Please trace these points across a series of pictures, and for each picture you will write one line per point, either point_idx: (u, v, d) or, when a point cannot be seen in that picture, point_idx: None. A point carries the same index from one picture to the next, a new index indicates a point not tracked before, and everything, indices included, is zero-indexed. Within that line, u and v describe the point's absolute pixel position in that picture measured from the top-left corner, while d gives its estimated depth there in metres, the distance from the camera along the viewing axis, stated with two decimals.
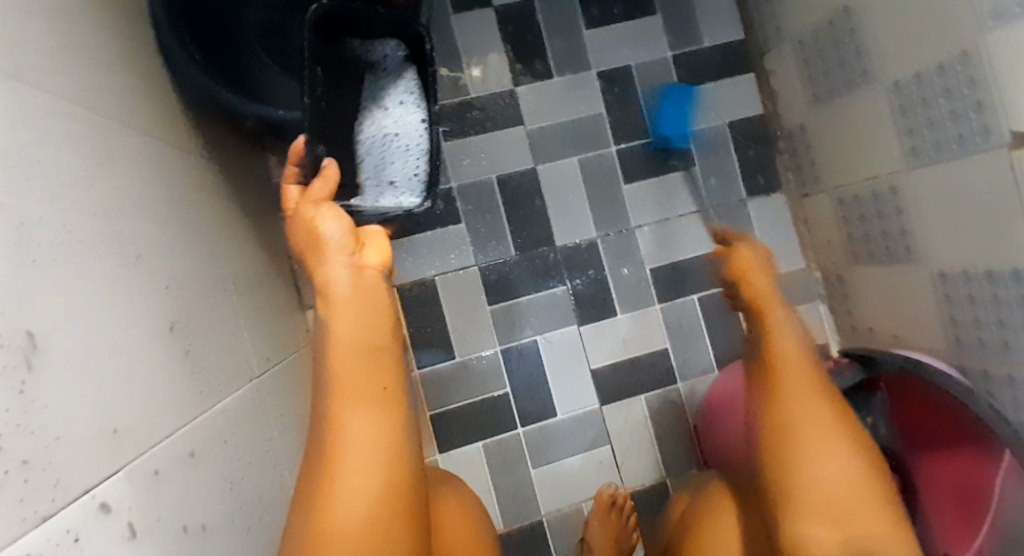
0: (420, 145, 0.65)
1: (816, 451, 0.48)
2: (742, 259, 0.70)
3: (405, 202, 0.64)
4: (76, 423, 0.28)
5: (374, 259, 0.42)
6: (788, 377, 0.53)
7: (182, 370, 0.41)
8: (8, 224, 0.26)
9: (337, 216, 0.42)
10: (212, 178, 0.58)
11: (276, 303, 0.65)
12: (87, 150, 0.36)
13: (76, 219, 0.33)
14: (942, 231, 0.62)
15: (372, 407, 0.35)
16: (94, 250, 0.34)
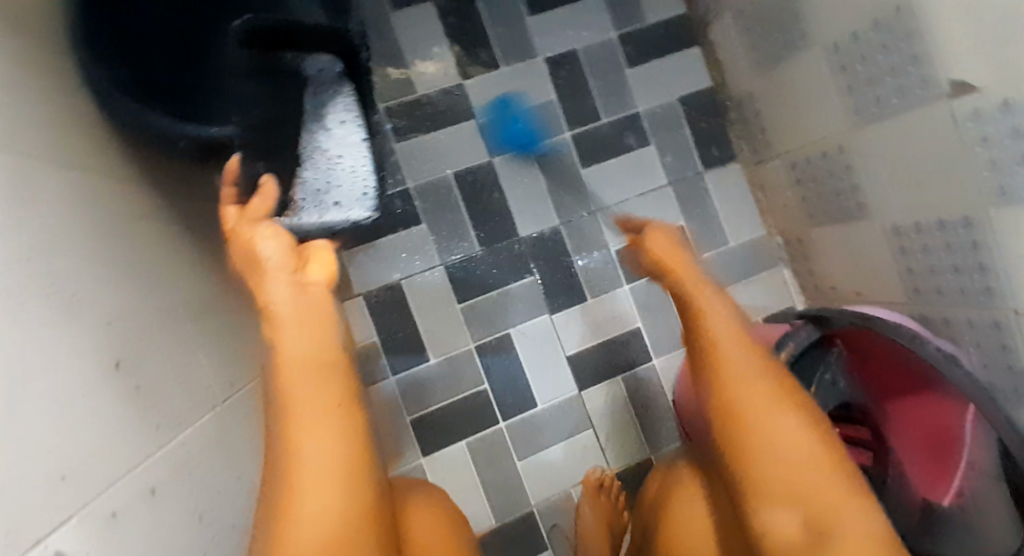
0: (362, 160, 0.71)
1: (763, 436, 0.44)
2: (659, 244, 0.64)
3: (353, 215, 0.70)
4: (22, 475, 0.27)
5: (318, 278, 0.42)
6: (723, 360, 0.50)
7: (134, 406, 0.39)
8: None
9: (275, 235, 0.43)
10: (151, 203, 0.56)
11: (235, 323, 0.64)
12: (10, 186, 0.34)
13: (7, 260, 0.31)
14: (891, 185, 0.63)
15: (324, 421, 0.34)
16: (27, 290, 0.33)
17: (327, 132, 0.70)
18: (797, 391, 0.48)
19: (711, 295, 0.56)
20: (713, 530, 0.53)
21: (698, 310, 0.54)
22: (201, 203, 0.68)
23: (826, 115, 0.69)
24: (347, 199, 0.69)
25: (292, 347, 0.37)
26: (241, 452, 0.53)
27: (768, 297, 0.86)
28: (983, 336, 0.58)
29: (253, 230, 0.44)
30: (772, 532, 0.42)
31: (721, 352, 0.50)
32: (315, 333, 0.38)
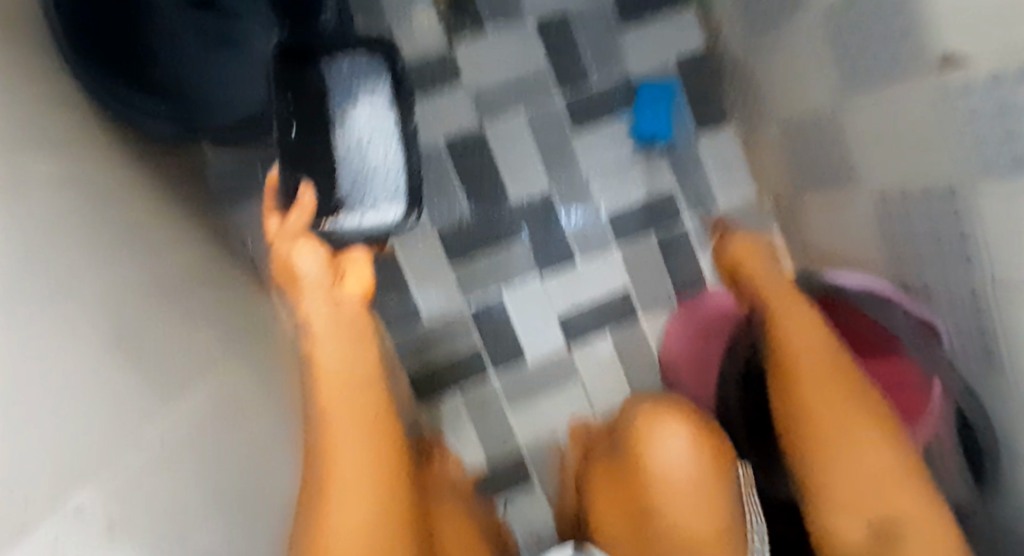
0: (393, 153, 0.68)
1: (842, 453, 0.54)
2: (739, 244, 0.79)
3: (389, 214, 0.67)
4: (60, 440, 0.29)
5: (354, 288, 0.59)
6: (795, 367, 0.61)
7: (153, 374, 0.42)
8: None
9: (312, 250, 0.59)
10: (130, 174, 0.56)
11: (230, 292, 0.65)
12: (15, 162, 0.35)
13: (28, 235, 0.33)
14: (877, 150, 0.64)
15: (359, 439, 0.42)
16: (52, 267, 0.34)
17: (356, 117, 0.67)
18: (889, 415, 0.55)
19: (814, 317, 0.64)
20: (623, 516, 0.63)
21: (778, 331, 0.65)
22: (183, 174, 0.68)
23: (815, 78, 0.69)
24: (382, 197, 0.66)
25: (327, 350, 0.50)
26: (245, 418, 0.56)
27: None
28: (958, 299, 0.59)
29: (293, 244, 0.60)
30: (838, 532, 0.53)
31: (802, 376, 0.59)
32: (354, 350, 0.51)
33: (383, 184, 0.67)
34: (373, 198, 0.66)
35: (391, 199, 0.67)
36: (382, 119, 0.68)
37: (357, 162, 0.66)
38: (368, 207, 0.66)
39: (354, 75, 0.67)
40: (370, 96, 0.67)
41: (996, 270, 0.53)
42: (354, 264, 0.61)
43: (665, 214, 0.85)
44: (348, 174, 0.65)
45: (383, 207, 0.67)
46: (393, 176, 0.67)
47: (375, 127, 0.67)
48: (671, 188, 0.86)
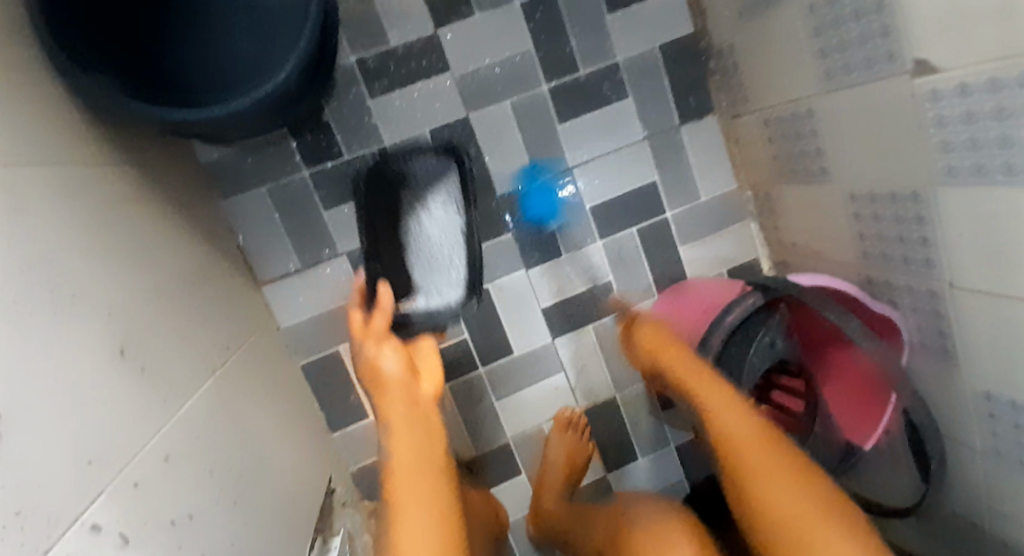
0: (457, 247, 0.71)
1: (795, 515, 0.50)
2: (647, 334, 0.76)
3: (450, 302, 0.70)
4: (54, 469, 0.32)
5: (428, 386, 0.60)
6: (738, 445, 0.59)
7: (140, 386, 0.44)
8: None
9: (392, 351, 0.59)
10: (128, 179, 0.57)
11: (221, 288, 0.68)
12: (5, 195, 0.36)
13: (17, 272, 0.34)
14: (853, 154, 0.65)
15: (430, 525, 0.46)
16: (39, 298, 0.36)
17: (430, 215, 0.73)
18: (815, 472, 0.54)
19: (727, 389, 0.66)
20: None
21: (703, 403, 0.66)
22: (176, 171, 0.69)
23: (801, 77, 0.69)
24: (444, 287, 0.70)
25: (400, 446, 0.54)
26: (240, 410, 0.60)
27: (733, 249, 0.90)
28: (919, 300, 0.63)
29: (379, 348, 0.59)
30: None
31: (729, 436, 0.60)
32: (422, 441, 0.55)
33: (445, 274, 0.70)
34: (434, 286, 0.70)
35: (451, 288, 0.70)
36: (451, 223, 0.72)
37: (424, 255, 0.71)
38: (434, 294, 0.70)
39: (431, 178, 0.74)
40: (441, 199, 0.73)
41: (954, 278, 0.56)
42: (423, 354, 0.62)
43: (649, 205, 0.87)
44: (416, 265, 0.71)
45: (445, 294, 0.70)
46: (455, 269, 0.71)
47: (444, 230, 0.72)
48: (656, 179, 0.87)
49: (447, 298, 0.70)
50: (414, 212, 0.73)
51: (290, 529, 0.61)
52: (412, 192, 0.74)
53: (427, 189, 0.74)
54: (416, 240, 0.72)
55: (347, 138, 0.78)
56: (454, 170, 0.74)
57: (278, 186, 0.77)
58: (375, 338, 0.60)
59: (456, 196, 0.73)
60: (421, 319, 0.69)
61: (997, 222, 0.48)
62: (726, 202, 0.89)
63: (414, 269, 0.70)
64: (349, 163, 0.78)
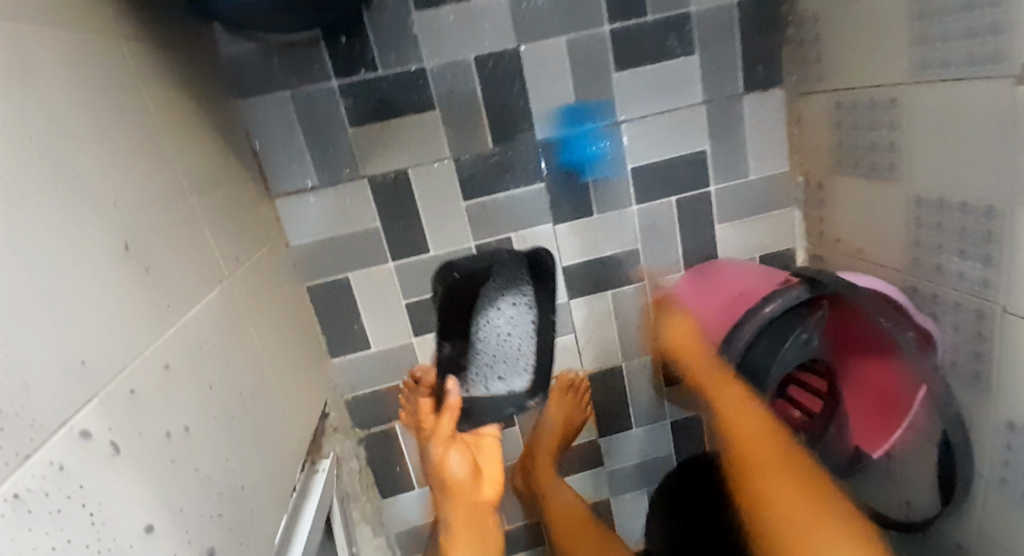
0: (529, 340, 0.84)
1: (826, 536, 0.55)
2: (677, 330, 0.79)
3: (515, 387, 0.85)
4: (44, 367, 0.29)
5: (489, 488, 0.79)
6: (747, 442, 0.65)
7: (144, 287, 0.41)
8: None
9: (459, 455, 0.75)
10: (147, 61, 0.52)
11: (235, 196, 0.64)
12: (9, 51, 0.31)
13: (17, 141, 0.30)
14: (929, 155, 0.60)
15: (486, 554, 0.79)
16: (41, 172, 0.32)
17: (501, 312, 0.81)
18: (830, 491, 0.59)
19: (715, 367, 0.70)
20: None
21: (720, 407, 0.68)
22: (198, 61, 0.64)
23: (889, 61, 0.62)
24: (512, 378, 0.84)
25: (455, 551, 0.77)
26: (244, 328, 0.57)
27: (771, 236, 0.86)
28: (963, 319, 0.60)
29: (445, 449, 0.75)
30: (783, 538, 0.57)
31: (737, 422, 0.66)
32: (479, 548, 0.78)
33: (513, 367, 0.84)
34: (500, 375, 0.83)
35: (519, 377, 0.85)
36: (523, 320, 0.83)
37: (493, 353, 0.81)
38: (497, 383, 0.83)
39: (505, 291, 0.81)
40: (517, 301, 0.82)
41: (1010, 304, 0.53)
42: (485, 454, 0.79)
43: (693, 176, 0.82)
44: (489, 371, 0.81)
45: (509, 380, 0.84)
46: (523, 360, 0.84)
47: (515, 327, 0.82)
48: (706, 150, 0.81)
49: (514, 386, 0.85)
50: (487, 310, 0.80)
51: (283, 452, 0.60)
52: (492, 301, 0.80)
53: (503, 291, 0.81)
54: (489, 334, 0.80)
55: (385, 51, 0.71)
56: (529, 286, 0.82)
57: (304, 95, 0.71)
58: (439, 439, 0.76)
59: (531, 299, 0.82)
60: (484, 405, 0.83)
61: None
62: (773, 185, 0.84)
63: (479, 363, 0.81)
64: (384, 79, 0.72)
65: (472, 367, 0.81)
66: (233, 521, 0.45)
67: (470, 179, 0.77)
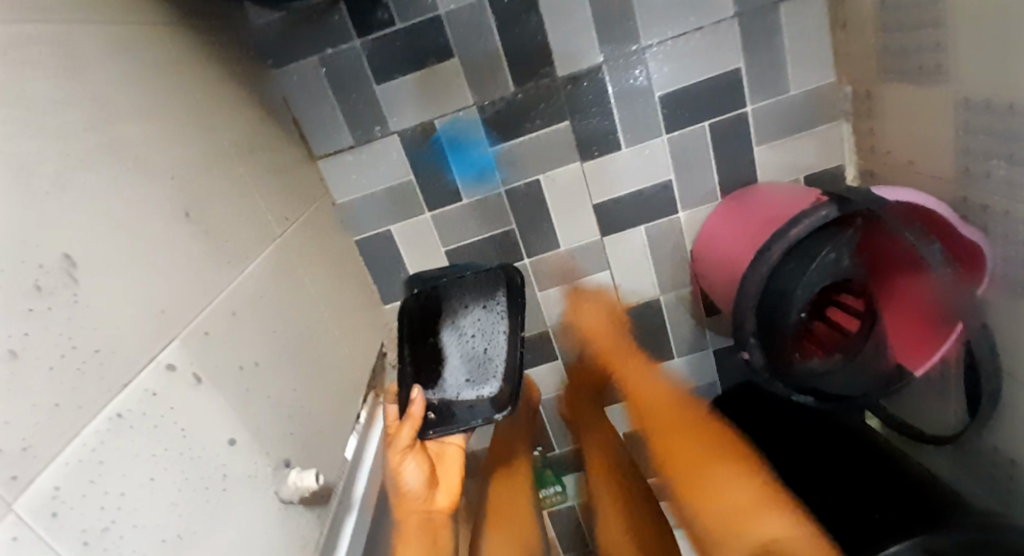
0: (500, 342, 0.67)
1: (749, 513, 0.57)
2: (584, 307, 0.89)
3: (483, 391, 0.64)
4: (130, 317, 0.37)
5: (443, 498, 0.61)
6: (664, 425, 0.78)
7: (208, 248, 0.48)
8: (14, 164, 0.31)
9: (415, 464, 0.58)
10: (189, 48, 0.58)
11: (282, 162, 0.71)
12: (60, 62, 0.37)
13: (76, 138, 0.37)
14: (974, 51, 0.54)
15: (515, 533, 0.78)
16: (100, 155, 0.39)
17: (471, 315, 0.70)
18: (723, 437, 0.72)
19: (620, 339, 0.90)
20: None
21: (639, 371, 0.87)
22: (232, 37, 0.69)
23: None
24: (479, 378, 0.65)
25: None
26: (299, 280, 0.64)
27: (816, 154, 0.82)
28: (1013, 229, 0.56)
29: (403, 459, 0.58)
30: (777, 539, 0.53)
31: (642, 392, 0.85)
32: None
33: (484, 365, 0.66)
34: (466, 376, 0.65)
35: (486, 379, 0.65)
36: (497, 326, 0.69)
37: (458, 352, 0.67)
38: (464, 387, 0.65)
39: (478, 291, 0.72)
40: (483, 309, 0.70)
41: None
42: (446, 463, 0.62)
43: (726, 98, 0.78)
44: (453, 368, 0.66)
45: (477, 385, 0.65)
46: (495, 358, 0.66)
47: (486, 330, 0.69)
48: (739, 68, 0.77)
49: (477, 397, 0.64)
50: (458, 313, 0.70)
51: (348, 386, 0.68)
52: (466, 300, 0.71)
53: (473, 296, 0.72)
54: (455, 338, 0.68)
55: (401, 3, 0.72)
56: (501, 292, 0.71)
57: (329, 57, 0.75)
58: (402, 450, 0.58)
59: (506, 301, 0.70)
60: (446, 413, 0.63)
61: None
62: (818, 99, 0.78)
63: (446, 363, 0.66)
64: (403, 32, 0.74)
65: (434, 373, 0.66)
66: (303, 439, 0.54)
67: (495, 125, 0.79)
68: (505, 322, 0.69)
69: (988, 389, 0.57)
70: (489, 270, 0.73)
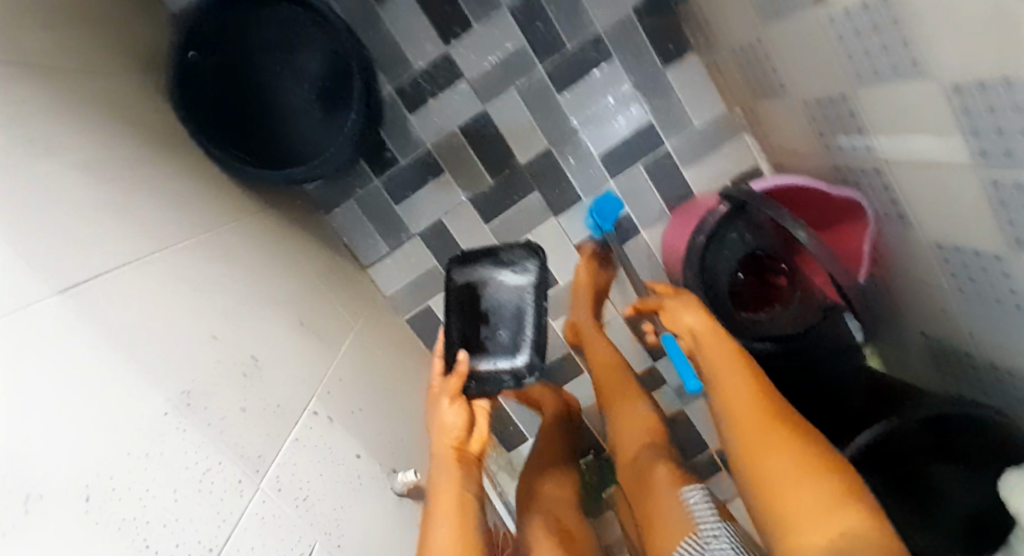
0: (528, 310, 0.83)
1: (787, 484, 0.57)
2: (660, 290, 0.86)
3: (515, 359, 0.79)
4: (287, 386, 0.64)
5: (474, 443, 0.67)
6: (744, 431, 0.63)
7: (313, 341, 0.75)
8: (219, 313, 0.60)
9: (457, 408, 0.67)
10: (274, 219, 0.88)
11: (344, 275, 0.99)
12: (217, 255, 0.66)
13: (239, 293, 0.65)
14: (796, 70, 0.77)
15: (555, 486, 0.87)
16: (250, 299, 0.67)
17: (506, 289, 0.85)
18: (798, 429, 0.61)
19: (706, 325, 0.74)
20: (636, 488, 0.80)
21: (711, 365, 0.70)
22: (295, 202, 1.00)
23: (740, 13, 0.81)
24: (514, 345, 0.80)
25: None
26: (374, 352, 0.90)
27: (733, 163, 1.03)
28: (869, 178, 0.77)
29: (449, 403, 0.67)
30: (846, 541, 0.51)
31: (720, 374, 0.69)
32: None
33: (516, 336, 0.81)
34: (502, 344, 0.80)
35: (520, 348, 0.79)
36: (526, 298, 0.84)
37: (496, 319, 0.82)
38: (500, 355, 0.79)
39: (508, 271, 0.86)
40: (514, 287, 0.85)
41: (886, 155, 0.71)
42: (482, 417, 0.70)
43: (648, 142, 1.03)
44: (495, 335, 0.81)
45: (512, 353, 0.79)
46: (525, 329, 0.81)
47: (519, 300, 0.84)
48: (650, 119, 1.02)
49: (510, 362, 0.78)
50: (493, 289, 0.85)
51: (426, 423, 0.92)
52: (498, 280, 0.86)
53: (505, 278, 0.86)
54: (493, 309, 0.83)
55: (399, 147, 1.03)
56: (529, 270, 0.86)
57: (361, 196, 1.05)
58: (448, 395, 0.68)
59: (533, 281, 0.85)
60: (484, 374, 0.76)
61: (902, 100, 0.62)
62: (717, 123, 1.02)
63: (489, 329, 0.81)
64: (405, 165, 1.04)
65: (479, 340, 0.80)
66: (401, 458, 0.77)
67: (485, 209, 1.06)
68: (531, 297, 0.84)
69: (936, 277, 0.77)
70: (519, 247, 0.87)
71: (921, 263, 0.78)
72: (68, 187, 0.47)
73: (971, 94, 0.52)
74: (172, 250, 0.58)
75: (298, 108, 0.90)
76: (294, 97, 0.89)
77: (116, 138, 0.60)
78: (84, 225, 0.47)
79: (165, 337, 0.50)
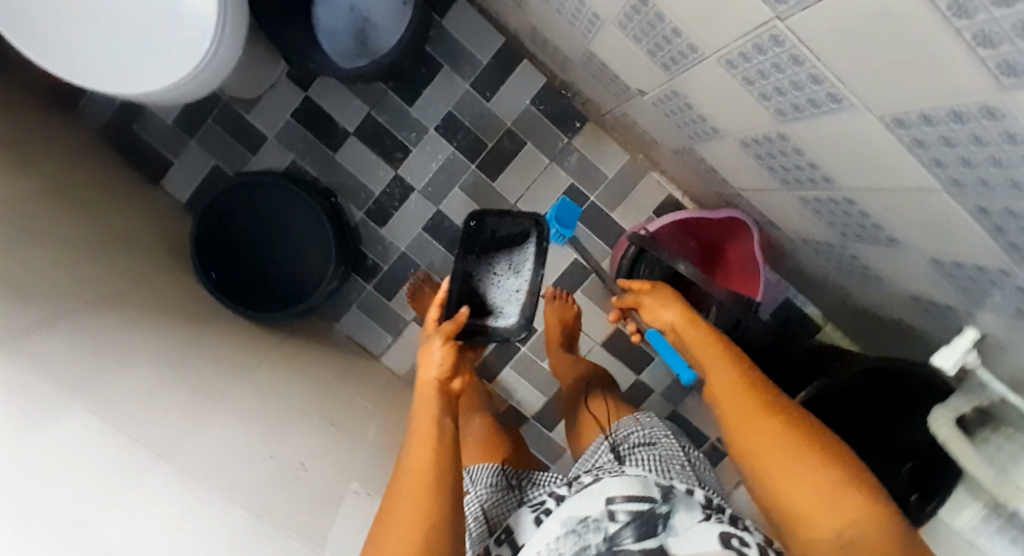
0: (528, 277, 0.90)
1: (790, 480, 0.59)
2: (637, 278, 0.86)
3: (506, 320, 0.87)
4: (329, 477, 0.85)
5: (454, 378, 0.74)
6: (738, 425, 0.64)
7: (345, 433, 0.97)
8: (273, 430, 0.82)
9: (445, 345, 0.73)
10: (295, 343, 1.12)
11: (361, 370, 1.21)
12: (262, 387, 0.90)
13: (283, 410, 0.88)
14: (655, 131, 0.98)
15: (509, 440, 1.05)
16: (292, 412, 0.90)
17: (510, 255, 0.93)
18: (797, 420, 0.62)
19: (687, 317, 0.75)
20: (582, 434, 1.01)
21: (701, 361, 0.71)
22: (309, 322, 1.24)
23: (604, 96, 1.02)
24: (509, 306, 0.89)
25: (398, 498, 0.62)
26: (395, 428, 1.12)
27: (651, 197, 1.22)
28: (738, 197, 0.96)
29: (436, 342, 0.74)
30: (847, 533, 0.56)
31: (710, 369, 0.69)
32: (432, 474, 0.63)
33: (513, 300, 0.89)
34: (503, 303, 0.89)
35: (513, 311, 0.88)
36: (526, 265, 0.92)
37: (499, 280, 0.91)
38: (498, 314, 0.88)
39: (512, 239, 0.94)
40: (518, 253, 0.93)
41: (738, 183, 0.90)
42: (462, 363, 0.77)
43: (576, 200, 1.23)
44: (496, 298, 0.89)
45: (506, 312, 0.88)
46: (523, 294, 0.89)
47: (520, 266, 0.92)
48: (572, 182, 1.22)
49: (504, 321, 0.87)
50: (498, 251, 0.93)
51: None
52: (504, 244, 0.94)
53: (509, 243, 0.94)
54: (496, 270, 0.92)
55: (379, 256, 1.27)
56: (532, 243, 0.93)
57: (360, 302, 1.29)
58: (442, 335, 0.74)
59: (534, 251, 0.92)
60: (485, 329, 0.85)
61: (723, 150, 0.81)
62: (627, 170, 1.22)
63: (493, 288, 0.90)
64: (388, 268, 1.27)
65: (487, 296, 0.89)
66: None
67: None
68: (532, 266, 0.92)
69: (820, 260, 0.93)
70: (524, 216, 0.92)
71: (803, 252, 0.95)
72: (157, 376, 0.71)
73: (758, 145, 0.72)
74: (230, 394, 0.81)
75: (294, 258, 1.17)
76: (291, 248, 1.17)
77: (177, 329, 0.85)
78: (172, 398, 0.71)
79: (252, 455, 0.74)
